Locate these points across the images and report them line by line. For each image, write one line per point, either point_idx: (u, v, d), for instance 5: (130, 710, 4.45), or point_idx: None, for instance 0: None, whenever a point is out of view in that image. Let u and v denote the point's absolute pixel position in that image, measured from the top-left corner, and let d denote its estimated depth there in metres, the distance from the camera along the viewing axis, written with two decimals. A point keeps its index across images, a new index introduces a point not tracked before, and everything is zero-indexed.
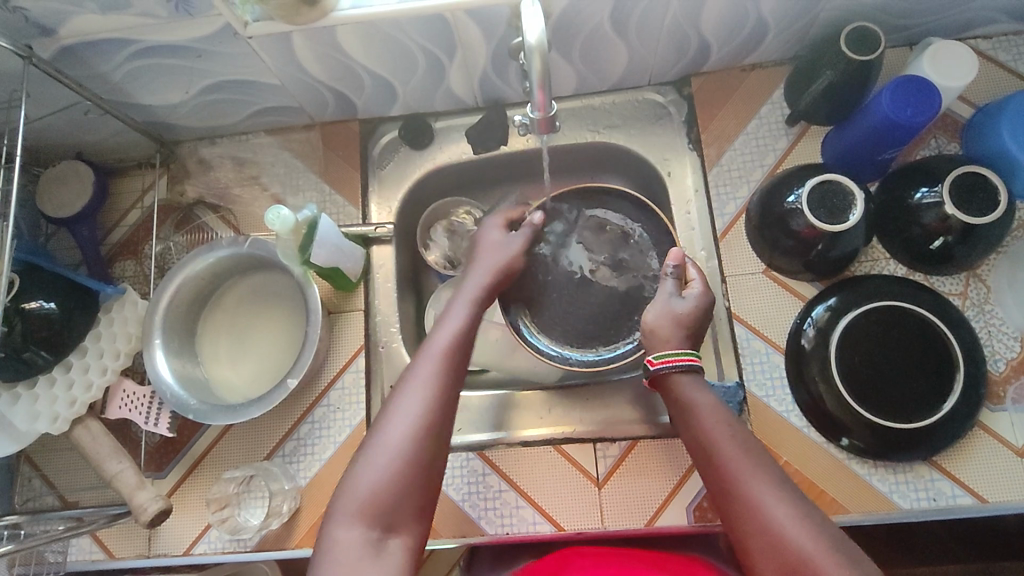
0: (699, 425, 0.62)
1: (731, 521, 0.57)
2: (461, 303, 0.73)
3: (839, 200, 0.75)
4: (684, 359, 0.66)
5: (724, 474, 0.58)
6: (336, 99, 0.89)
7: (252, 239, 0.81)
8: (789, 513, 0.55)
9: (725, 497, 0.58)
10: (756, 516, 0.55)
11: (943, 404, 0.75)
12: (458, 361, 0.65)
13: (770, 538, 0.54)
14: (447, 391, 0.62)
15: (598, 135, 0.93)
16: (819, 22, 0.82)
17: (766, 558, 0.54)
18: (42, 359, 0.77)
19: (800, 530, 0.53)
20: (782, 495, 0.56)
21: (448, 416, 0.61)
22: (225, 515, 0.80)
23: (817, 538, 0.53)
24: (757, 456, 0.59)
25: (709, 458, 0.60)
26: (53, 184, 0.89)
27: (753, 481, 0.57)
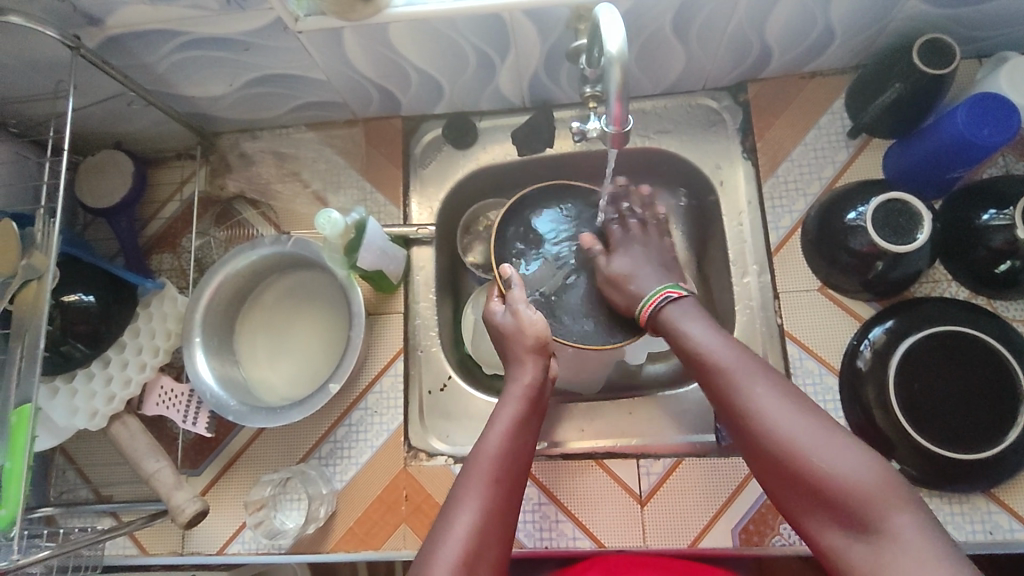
0: (694, 342, 0.67)
1: (732, 425, 0.62)
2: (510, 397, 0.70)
3: (904, 220, 0.73)
4: (659, 295, 0.74)
5: (718, 378, 0.63)
6: (381, 95, 0.86)
7: (295, 238, 0.79)
8: (775, 403, 0.59)
9: (724, 406, 0.62)
10: (752, 416, 0.60)
11: (1006, 435, 0.72)
12: (506, 469, 0.63)
13: (767, 435, 0.58)
14: (498, 513, 0.60)
15: (648, 140, 0.90)
16: (889, 31, 0.79)
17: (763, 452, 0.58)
18: (80, 352, 0.76)
19: (794, 423, 0.58)
20: (776, 394, 0.60)
21: (497, 537, 0.59)
22: (261, 518, 0.79)
23: (804, 425, 0.57)
24: (748, 361, 0.63)
25: (703, 363, 0.65)
26: (91, 173, 0.88)
27: (739, 379, 0.62)
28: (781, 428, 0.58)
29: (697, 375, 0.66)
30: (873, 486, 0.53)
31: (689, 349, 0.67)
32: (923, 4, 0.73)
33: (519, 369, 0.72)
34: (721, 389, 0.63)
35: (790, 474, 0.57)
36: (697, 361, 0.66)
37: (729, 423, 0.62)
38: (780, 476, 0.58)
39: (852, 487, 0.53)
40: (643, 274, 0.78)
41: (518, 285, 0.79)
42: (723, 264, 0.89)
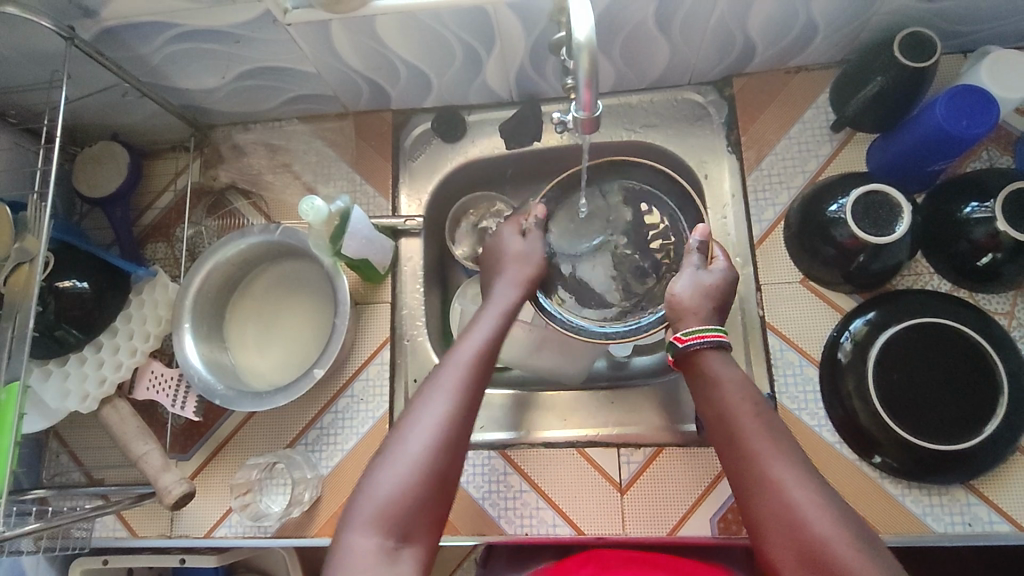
0: (725, 404, 0.61)
1: (750, 502, 0.56)
2: (500, 298, 0.73)
3: (884, 212, 0.73)
4: (713, 334, 0.65)
5: (745, 450, 0.57)
6: (371, 89, 0.88)
7: (283, 227, 0.81)
8: (807, 492, 0.54)
9: (747, 479, 0.56)
10: (779, 499, 0.54)
11: (985, 427, 0.72)
12: (485, 364, 0.65)
13: (792, 522, 0.52)
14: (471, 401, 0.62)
15: (635, 134, 0.91)
16: (872, 25, 0.79)
17: (778, 529, 0.53)
18: (74, 338, 0.78)
19: (826, 517, 0.52)
20: (804, 479, 0.54)
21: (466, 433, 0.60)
22: (247, 500, 0.81)
23: (838, 524, 0.52)
24: (781, 437, 0.58)
25: (731, 429, 0.59)
26: (88, 164, 0.90)
27: (771, 459, 0.56)
28: (810, 516, 0.52)
29: (721, 442, 0.60)
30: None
31: (717, 407, 0.61)
32: None
33: (507, 273, 0.76)
34: (749, 462, 0.57)
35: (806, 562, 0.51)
36: (725, 428, 0.60)
37: (746, 498, 0.56)
38: (791, 567, 0.52)
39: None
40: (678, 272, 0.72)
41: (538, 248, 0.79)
42: None
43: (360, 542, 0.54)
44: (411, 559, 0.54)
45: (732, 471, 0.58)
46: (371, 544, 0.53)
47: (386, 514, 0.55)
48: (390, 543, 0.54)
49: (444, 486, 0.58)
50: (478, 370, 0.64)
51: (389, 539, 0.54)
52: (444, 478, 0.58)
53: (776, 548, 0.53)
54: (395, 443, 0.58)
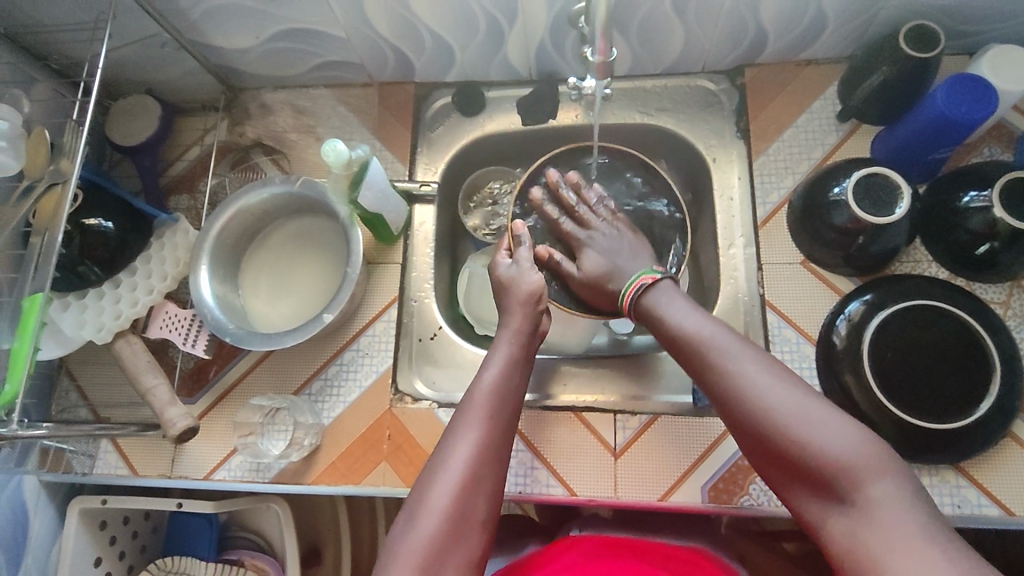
0: (676, 321, 0.68)
1: (719, 404, 0.62)
2: (504, 347, 0.72)
3: (885, 194, 0.76)
4: (642, 279, 0.74)
5: (700, 360, 0.64)
6: (396, 58, 0.92)
7: (303, 179, 0.84)
8: (759, 381, 0.60)
9: (709, 391, 0.64)
10: (733, 395, 0.61)
11: (977, 407, 0.74)
12: (501, 414, 0.66)
13: (755, 413, 0.59)
14: (494, 451, 0.64)
15: (648, 118, 0.94)
16: (879, 20, 0.83)
17: (746, 435, 0.60)
18: (95, 275, 0.82)
19: (785, 398, 0.58)
20: (757, 372, 0.60)
21: (490, 476, 0.63)
22: (249, 441, 0.83)
23: (790, 406, 0.58)
24: (731, 340, 0.64)
25: (687, 348, 0.66)
26: (122, 116, 0.94)
27: (723, 361, 0.62)
28: (765, 399, 0.59)
29: (681, 355, 0.67)
30: (858, 455, 0.54)
31: (673, 334, 0.68)
32: None
33: (512, 315, 0.75)
34: (710, 364, 0.63)
35: (774, 453, 0.58)
36: (680, 340, 0.67)
37: (715, 403, 0.63)
38: (758, 449, 0.59)
39: (840, 460, 0.54)
40: (630, 257, 0.82)
41: (526, 245, 0.82)
42: (712, 238, 0.92)
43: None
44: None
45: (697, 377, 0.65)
46: None
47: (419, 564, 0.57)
48: None
49: (458, 540, 0.59)
50: (495, 397, 0.67)
51: None
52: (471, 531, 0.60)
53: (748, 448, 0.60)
54: (421, 497, 0.61)
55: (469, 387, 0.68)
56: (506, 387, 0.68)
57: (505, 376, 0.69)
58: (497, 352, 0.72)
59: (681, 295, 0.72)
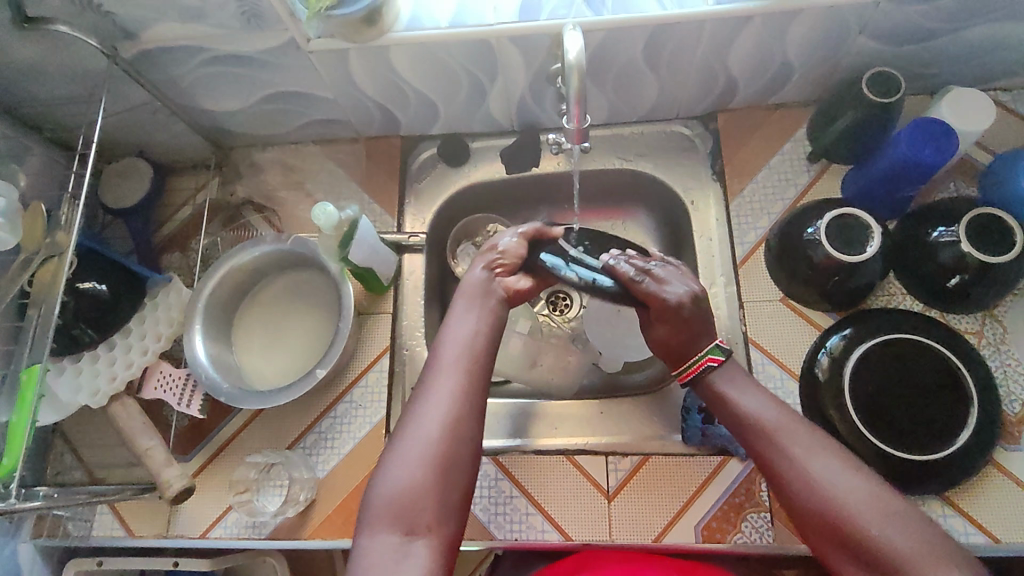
0: (738, 402, 0.68)
1: (776, 486, 0.63)
2: (463, 300, 0.73)
3: (855, 233, 0.79)
4: (703, 361, 0.71)
5: (763, 442, 0.64)
6: (382, 115, 0.95)
7: (294, 237, 0.87)
8: (827, 470, 0.60)
9: (772, 476, 0.63)
10: (799, 481, 0.60)
11: (957, 438, 0.76)
12: (473, 363, 0.67)
13: (825, 510, 0.58)
14: (466, 399, 0.64)
15: (626, 163, 0.98)
16: (842, 66, 0.86)
17: (809, 521, 0.60)
18: (88, 337, 0.84)
19: (854, 493, 0.58)
20: (822, 460, 0.61)
21: (467, 425, 0.63)
22: (244, 499, 0.84)
23: (862, 496, 0.58)
24: (796, 424, 0.64)
25: (749, 429, 0.66)
26: (113, 179, 0.96)
27: (788, 446, 0.62)
28: (830, 490, 0.59)
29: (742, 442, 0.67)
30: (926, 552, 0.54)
31: (735, 414, 0.68)
32: (870, 41, 0.81)
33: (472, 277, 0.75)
34: (775, 456, 0.63)
35: (843, 544, 0.57)
36: (745, 430, 0.66)
37: (777, 487, 0.63)
38: (822, 537, 0.59)
39: (909, 559, 0.54)
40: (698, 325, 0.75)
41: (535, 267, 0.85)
42: (695, 277, 0.95)
43: (375, 541, 0.58)
44: (423, 551, 0.57)
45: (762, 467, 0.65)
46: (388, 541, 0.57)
47: (393, 512, 0.58)
48: (400, 534, 0.58)
49: (449, 479, 0.60)
50: (466, 355, 0.67)
51: (398, 535, 0.58)
52: (447, 467, 0.60)
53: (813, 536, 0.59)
54: (397, 443, 0.62)
55: (435, 342, 0.70)
56: (472, 338, 0.69)
57: (470, 328, 0.69)
58: (463, 311, 0.71)
59: (746, 380, 0.70)
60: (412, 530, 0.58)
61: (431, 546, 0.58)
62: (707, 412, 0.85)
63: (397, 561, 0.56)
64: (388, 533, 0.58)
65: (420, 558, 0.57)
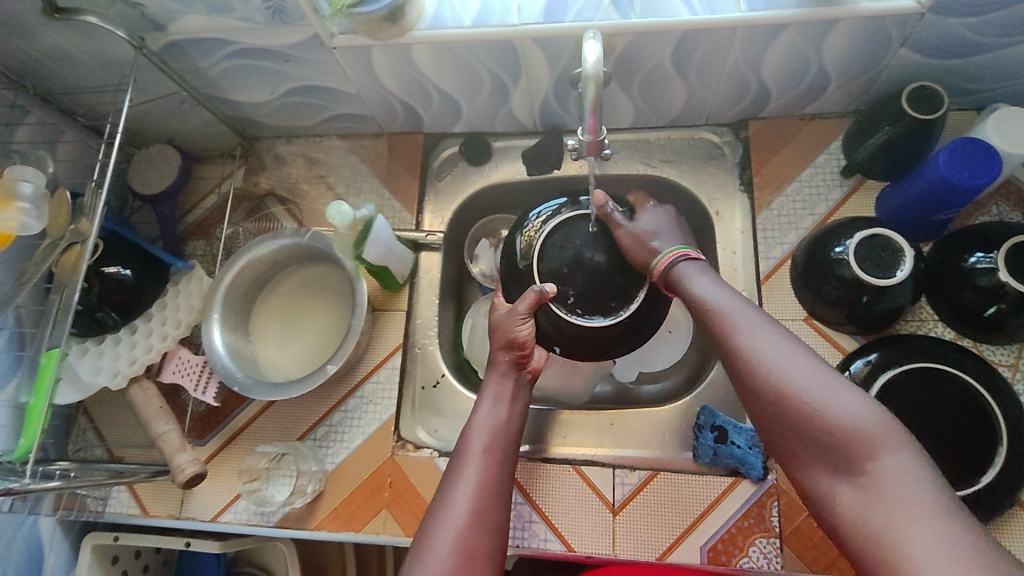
0: (701, 295, 0.66)
1: (730, 370, 0.61)
2: (493, 385, 0.74)
3: (886, 255, 0.75)
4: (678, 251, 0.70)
5: (720, 328, 0.63)
6: (405, 111, 0.94)
7: (313, 231, 0.87)
8: (777, 353, 0.58)
9: (727, 361, 0.61)
10: (751, 365, 0.59)
11: (982, 477, 0.72)
12: (499, 454, 0.68)
13: (764, 385, 0.57)
14: (490, 490, 0.65)
15: (651, 169, 0.96)
16: (883, 78, 0.83)
17: (759, 404, 0.58)
18: (111, 320, 0.85)
19: (798, 367, 0.56)
20: (774, 343, 0.59)
21: (492, 516, 0.63)
22: (254, 487, 0.85)
23: (808, 377, 0.56)
24: (757, 315, 0.62)
25: (707, 315, 0.64)
26: (144, 166, 0.98)
27: (745, 330, 0.61)
28: (782, 371, 0.57)
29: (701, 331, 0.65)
30: (878, 425, 0.52)
31: (697, 304, 0.66)
32: (913, 53, 0.77)
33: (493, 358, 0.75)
34: (732, 342, 0.61)
35: (787, 422, 0.55)
36: (703, 316, 0.65)
37: (732, 372, 0.61)
38: (769, 419, 0.57)
39: (855, 429, 0.52)
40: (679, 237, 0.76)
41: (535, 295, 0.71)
42: None
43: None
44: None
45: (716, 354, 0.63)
46: None
47: None
48: None
49: (475, 566, 0.59)
50: (490, 443, 0.68)
51: None
52: (475, 554, 0.60)
53: (761, 419, 0.58)
54: (427, 529, 0.61)
55: (464, 429, 0.70)
56: (499, 427, 0.70)
57: (499, 416, 0.71)
58: (488, 396, 0.73)
59: (715, 278, 0.68)
60: None
61: None
62: (720, 432, 0.83)
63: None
64: None
65: None
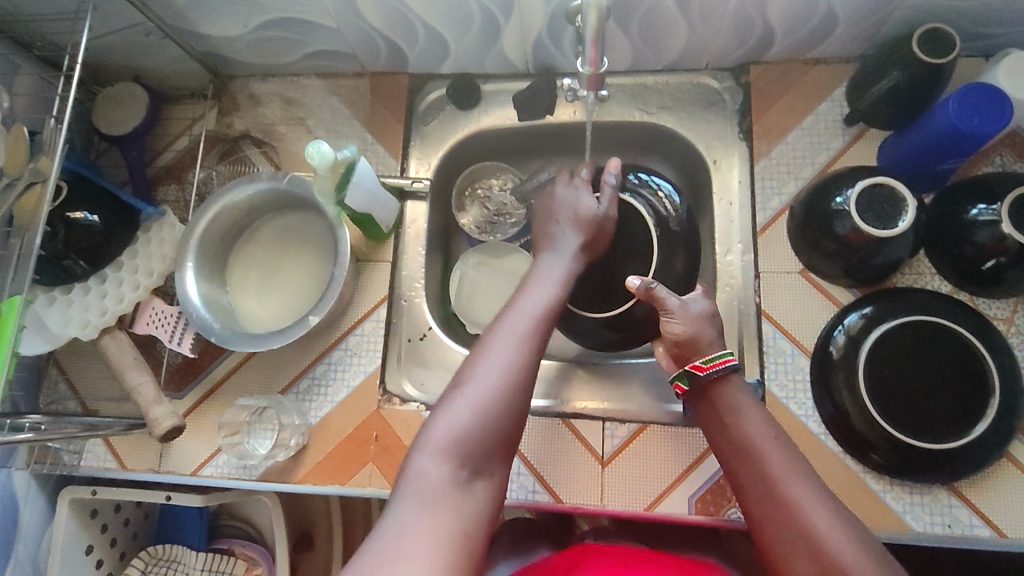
0: (741, 426, 0.63)
1: (766, 521, 0.58)
2: (551, 266, 0.71)
3: (888, 207, 0.73)
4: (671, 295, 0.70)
5: (760, 473, 0.60)
6: (389, 49, 0.89)
7: (291, 176, 0.82)
8: (824, 513, 0.56)
9: (764, 510, 0.58)
10: (796, 522, 0.56)
11: (973, 429, 0.72)
12: (547, 323, 0.66)
13: (809, 547, 0.55)
14: (536, 353, 0.63)
15: (647, 116, 0.92)
16: (892, 20, 0.79)
17: (801, 563, 0.55)
18: (80, 269, 0.81)
19: (852, 541, 0.54)
20: (820, 502, 0.57)
21: (533, 378, 0.61)
22: (234, 440, 0.84)
23: (857, 546, 0.54)
24: (800, 461, 0.60)
25: (748, 454, 0.61)
26: (109, 104, 0.92)
27: (790, 482, 0.58)
28: (828, 538, 0.54)
29: (733, 466, 0.63)
30: None
31: (736, 439, 0.63)
32: None
33: (563, 233, 0.75)
34: (774, 494, 0.58)
35: None
36: (745, 451, 0.62)
37: (766, 524, 0.58)
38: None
39: None
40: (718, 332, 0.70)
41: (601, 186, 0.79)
42: (710, 241, 0.90)
43: (429, 468, 0.54)
44: (485, 489, 0.56)
45: (745, 492, 0.61)
46: (448, 472, 0.54)
47: (461, 449, 0.55)
48: (463, 472, 0.55)
49: (510, 424, 0.58)
50: (543, 316, 0.66)
51: (461, 472, 0.55)
52: (514, 413, 0.59)
53: None
54: (464, 384, 0.59)
55: (511, 299, 0.68)
56: (552, 301, 0.67)
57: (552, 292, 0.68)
58: (542, 275, 0.70)
59: (756, 405, 0.65)
60: (476, 470, 0.56)
61: (487, 491, 0.56)
62: None
63: (456, 490, 0.54)
64: (451, 467, 0.54)
65: (475, 498, 0.54)
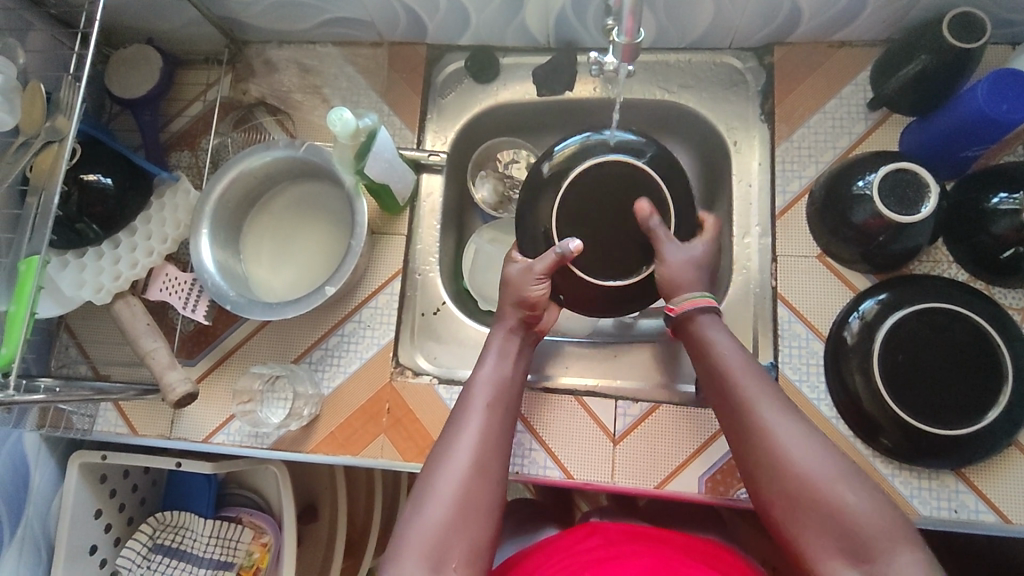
0: (717, 353, 0.65)
1: (743, 449, 0.61)
2: (499, 340, 0.71)
3: (912, 191, 0.72)
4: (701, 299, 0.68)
5: (735, 399, 0.62)
6: (408, 18, 0.87)
7: (309, 144, 0.81)
8: (794, 436, 0.59)
9: (743, 436, 0.61)
10: (771, 445, 0.59)
11: (983, 416, 0.72)
12: (503, 406, 0.66)
13: (784, 469, 0.58)
14: (493, 439, 0.64)
15: (668, 95, 0.91)
16: (921, 3, 0.78)
17: (773, 486, 0.58)
18: (93, 233, 0.80)
19: (822, 462, 0.57)
20: (791, 424, 0.59)
21: (494, 465, 0.62)
22: (248, 408, 0.83)
23: (826, 466, 0.57)
24: (772, 386, 0.62)
25: (723, 381, 0.63)
26: (121, 67, 0.90)
27: (762, 406, 0.60)
28: (802, 460, 0.57)
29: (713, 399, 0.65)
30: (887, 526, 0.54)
31: (712, 367, 0.65)
32: None
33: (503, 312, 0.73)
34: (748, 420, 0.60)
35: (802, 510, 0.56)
36: (720, 379, 0.64)
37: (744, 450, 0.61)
38: (782, 502, 0.57)
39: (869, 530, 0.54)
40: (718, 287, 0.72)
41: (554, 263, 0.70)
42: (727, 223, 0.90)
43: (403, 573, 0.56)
44: None
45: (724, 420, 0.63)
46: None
47: (426, 550, 0.57)
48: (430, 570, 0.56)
49: (475, 517, 0.59)
50: (497, 394, 0.67)
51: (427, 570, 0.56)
52: (476, 504, 0.60)
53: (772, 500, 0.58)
54: (423, 488, 0.61)
55: (469, 379, 0.69)
56: (505, 378, 0.69)
57: (505, 369, 0.69)
58: (497, 346, 0.71)
59: (727, 330, 0.67)
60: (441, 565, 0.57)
61: None
62: None
63: None
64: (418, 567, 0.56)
65: None
